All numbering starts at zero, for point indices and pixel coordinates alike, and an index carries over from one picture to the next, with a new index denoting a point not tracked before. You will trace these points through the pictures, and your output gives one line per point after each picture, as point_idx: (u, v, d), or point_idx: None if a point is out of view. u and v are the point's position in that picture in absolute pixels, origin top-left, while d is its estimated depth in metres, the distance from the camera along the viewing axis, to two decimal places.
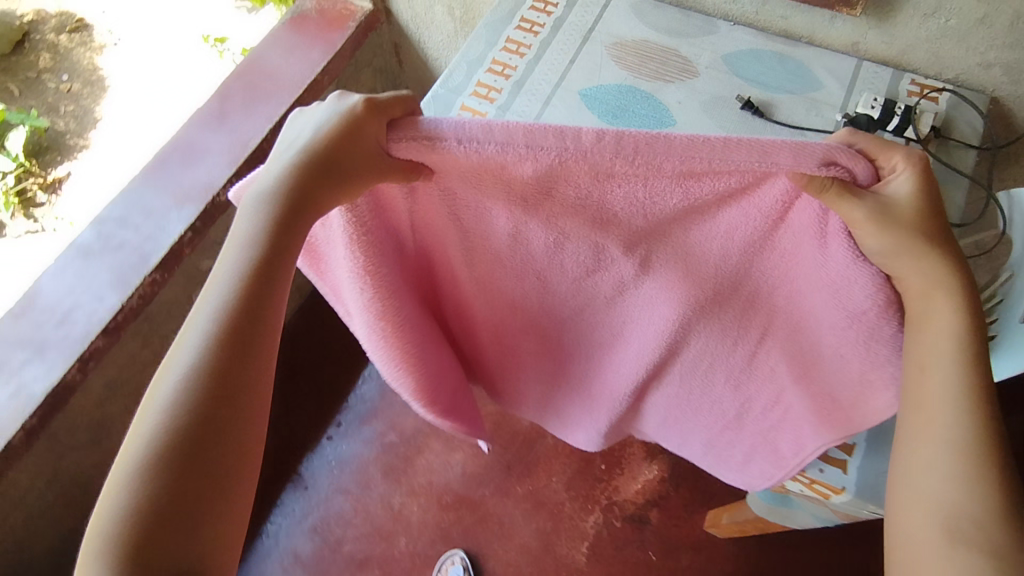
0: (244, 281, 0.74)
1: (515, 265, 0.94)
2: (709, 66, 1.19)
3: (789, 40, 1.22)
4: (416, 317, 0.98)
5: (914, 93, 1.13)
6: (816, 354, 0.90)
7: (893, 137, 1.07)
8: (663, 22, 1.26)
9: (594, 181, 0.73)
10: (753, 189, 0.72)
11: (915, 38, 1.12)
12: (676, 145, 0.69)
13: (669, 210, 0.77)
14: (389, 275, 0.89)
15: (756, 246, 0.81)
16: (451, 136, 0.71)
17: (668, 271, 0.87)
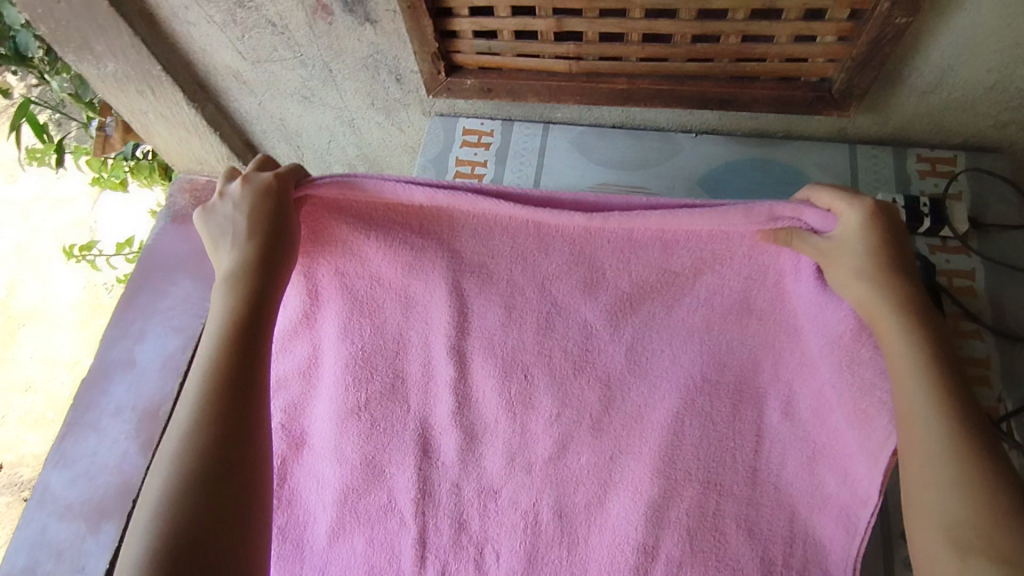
0: (220, 316, 0.69)
1: (524, 344, 0.99)
2: (688, 201, 1.06)
3: (762, 138, 1.08)
4: (373, 374, 1.03)
5: (926, 174, 1.01)
6: (813, 421, 0.88)
7: (926, 239, 0.96)
8: (614, 154, 1.11)
9: (573, 258, 0.90)
10: (727, 238, 0.81)
11: (912, 114, 0.98)
12: (654, 216, 0.79)
13: (647, 279, 0.89)
14: (367, 334, 1.00)
15: (722, 302, 0.87)
16: (419, 192, 0.84)
17: (653, 360, 0.96)
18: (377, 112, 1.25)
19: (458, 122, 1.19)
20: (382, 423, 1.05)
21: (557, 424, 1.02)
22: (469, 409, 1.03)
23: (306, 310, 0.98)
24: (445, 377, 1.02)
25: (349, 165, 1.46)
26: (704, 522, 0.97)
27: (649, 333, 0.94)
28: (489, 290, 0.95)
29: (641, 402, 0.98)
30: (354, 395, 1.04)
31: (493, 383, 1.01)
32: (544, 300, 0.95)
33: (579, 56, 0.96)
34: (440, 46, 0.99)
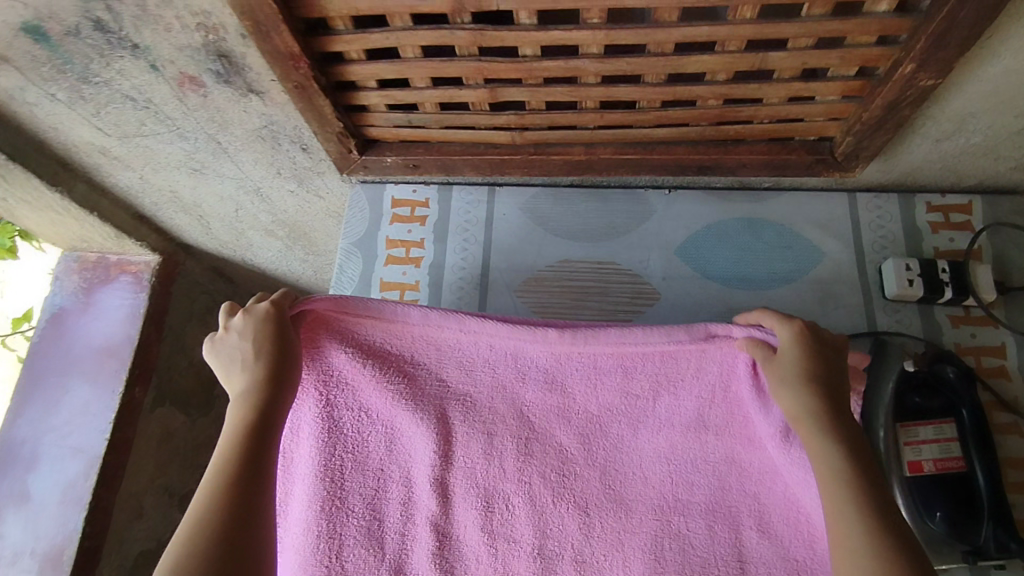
0: (227, 435, 0.56)
1: (495, 471, 0.73)
2: (665, 277, 0.89)
3: (749, 191, 0.91)
4: (355, 530, 0.73)
5: (939, 227, 0.86)
6: (796, 536, 0.69)
7: (944, 310, 0.83)
8: (577, 223, 0.93)
9: (550, 388, 0.71)
10: (678, 358, 0.67)
11: (922, 161, 0.82)
12: (604, 339, 0.68)
13: (610, 401, 0.71)
14: (350, 478, 0.73)
15: (675, 420, 0.70)
16: (408, 316, 0.68)
17: (630, 488, 0.72)
18: (288, 180, 1.04)
19: (386, 190, 0.98)
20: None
21: (544, 565, 0.74)
22: (468, 556, 0.75)
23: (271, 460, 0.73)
24: (427, 518, 0.74)
25: (266, 230, 1.24)
26: None
27: (620, 461, 0.72)
28: (470, 410, 0.72)
29: (617, 530, 0.73)
30: (331, 567, 0.73)
31: (477, 518, 0.74)
32: (523, 428, 0.72)
33: (523, 126, 0.76)
34: (347, 122, 0.78)
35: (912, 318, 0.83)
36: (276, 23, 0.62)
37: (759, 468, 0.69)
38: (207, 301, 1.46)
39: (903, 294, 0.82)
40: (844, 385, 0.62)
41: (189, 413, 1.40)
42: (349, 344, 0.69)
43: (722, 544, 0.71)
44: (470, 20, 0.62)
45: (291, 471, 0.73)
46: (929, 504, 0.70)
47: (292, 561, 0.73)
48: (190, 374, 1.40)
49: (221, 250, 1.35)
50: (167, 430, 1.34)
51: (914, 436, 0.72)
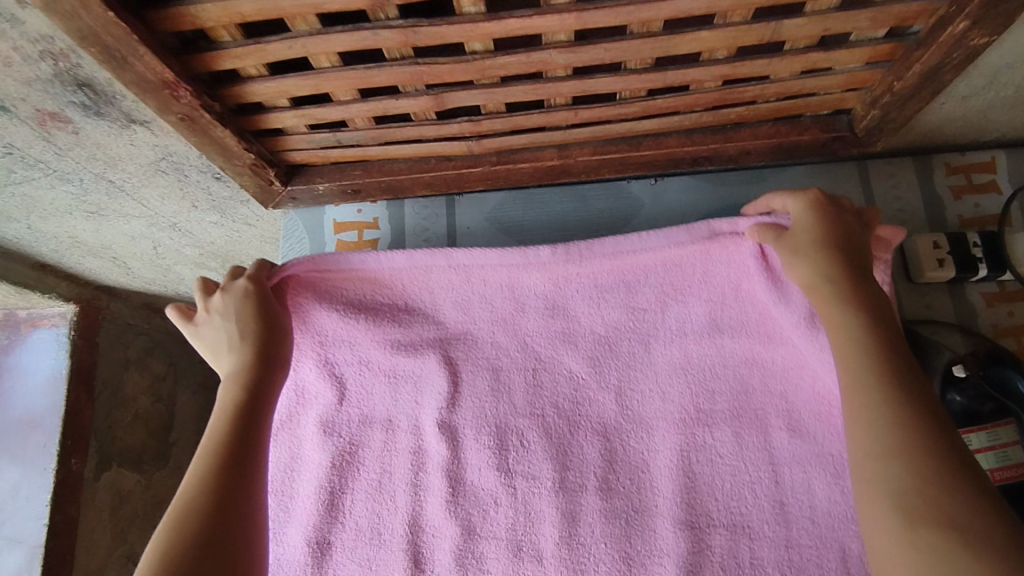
0: (217, 413, 0.51)
1: (510, 413, 0.68)
2: None
3: (746, 172, 0.79)
4: (369, 492, 0.69)
5: (961, 191, 0.76)
6: (829, 433, 0.63)
7: (977, 286, 0.73)
8: (553, 229, 0.80)
9: (550, 313, 0.68)
10: (683, 264, 0.65)
11: (941, 121, 0.71)
12: (601, 249, 0.65)
13: (614, 318, 0.68)
14: (361, 436, 0.70)
15: (678, 331, 0.67)
16: (405, 260, 0.66)
17: (646, 404, 0.67)
18: (207, 212, 0.88)
19: (326, 213, 0.83)
20: (380, 558, 0.68)
21: (567, 499, 0.66)
22: (483, 504, 0.67)
23: (280, 422, 0.71)
24: (438, 464, 0.68)
25: (196, 263, 1.08)
26: None
27: (634, 379, 0.67)
28: (472, 345, 0.69)
29: (640, 455, 0.66)
30: (344, 526, 0.69)
31: (488, 460, 0.68)
32: (528, 359, 0.69)
33: (480, 134, 0.62)
34: (261, 151, 0.62)
35: (942, 301, 0.73)
36: (136, 45, 0.46)
37: (780, 365, 0.65)
38: (144, 342, 1.30)
39: (933, 277, 0.72)
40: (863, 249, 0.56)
41: (143, 470, 1.26)
42: (347, 293, 0.68)
43: (753, 453, 0.64)
44: (398, 15, 0.47)
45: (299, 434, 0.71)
46: None
47: (303, 525, 0.69)
48: (136, 428, 1.25)
49: (150, 287, 1.18)
50: (119, 494, 1.20)
51: (966, 446, 0.63)
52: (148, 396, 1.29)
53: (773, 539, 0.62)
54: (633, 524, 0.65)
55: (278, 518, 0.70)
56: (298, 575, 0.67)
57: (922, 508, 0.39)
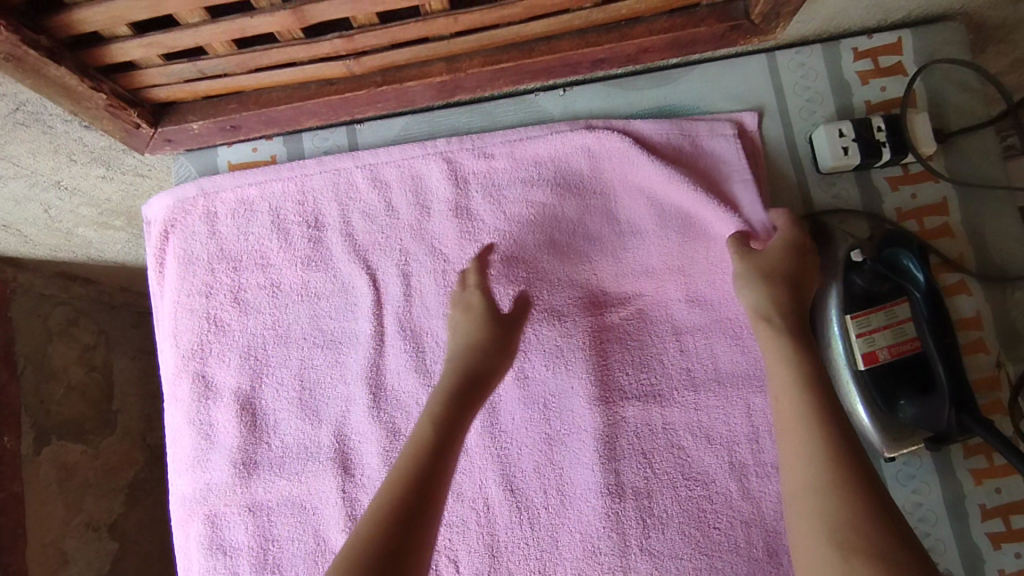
0: (428, 415, 0.59)
1: (425, 315, 0.73)
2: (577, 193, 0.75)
3: (653, 76, 0.77)
4: (293, 404, 0.72)
5: (869, 77, 0.75)
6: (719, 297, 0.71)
7: (882, 172, 0.73)
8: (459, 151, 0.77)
9: (457, 212, 0.75)
10: (570, 161, 0.75)
11: (846, 2, 0.69)
12: (494, 140, 0.75)
13: (516, 212, 0.75)
14: (279, 351, 0.73)
15: (573, 221, 0.74)
16: (320, 176, 0.76)
17: (556, 292, 0.73)
18: (91, 165, 0.81)
19: (219, 155, 0.78)
20: (308, 470, 0.71)
21: None
22: (405, 407, 0.72)
23: (206, 343, 0.74)
24: (360, 372, 0.73)
25: (98, 224, 1.01)
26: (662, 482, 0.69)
27: (544, 269, 0.73)
28: (387, 249, 0.75)
29: (552, 342, 0.72)
30: (269, 445, 0.72)
31: (408, 364, 0.72)
32: (438, 261, 0.74)
33: (355, 52, 0.57)
34: (115, 89, 0.57)
35: (849, 190, 0.74)
36: None
37: (679, 239, 0.72)
38: (66, 312, 1.23)
39: (838, 165, 0.71)
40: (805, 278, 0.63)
41: (87, 440, 1.23)
42: (272, 199, 0.76)
43: (657, 326, 0.72)
44: None
45: (215, 353, 0.74)
46: (891, 395, 0.63)
47: (227, 448, 0.72)
48: (72, 399, 1.21)
49: (57, 253, 1.11)
50: (64, 467, 1.18)
51: (866, 326, 0.63)
52: (80, 366, 1.24)
53: (684, 404, 0.70)
54: (550, 406, 0.71)
55: (202, 447, 0.72)
56: (225, 489, 0.71)
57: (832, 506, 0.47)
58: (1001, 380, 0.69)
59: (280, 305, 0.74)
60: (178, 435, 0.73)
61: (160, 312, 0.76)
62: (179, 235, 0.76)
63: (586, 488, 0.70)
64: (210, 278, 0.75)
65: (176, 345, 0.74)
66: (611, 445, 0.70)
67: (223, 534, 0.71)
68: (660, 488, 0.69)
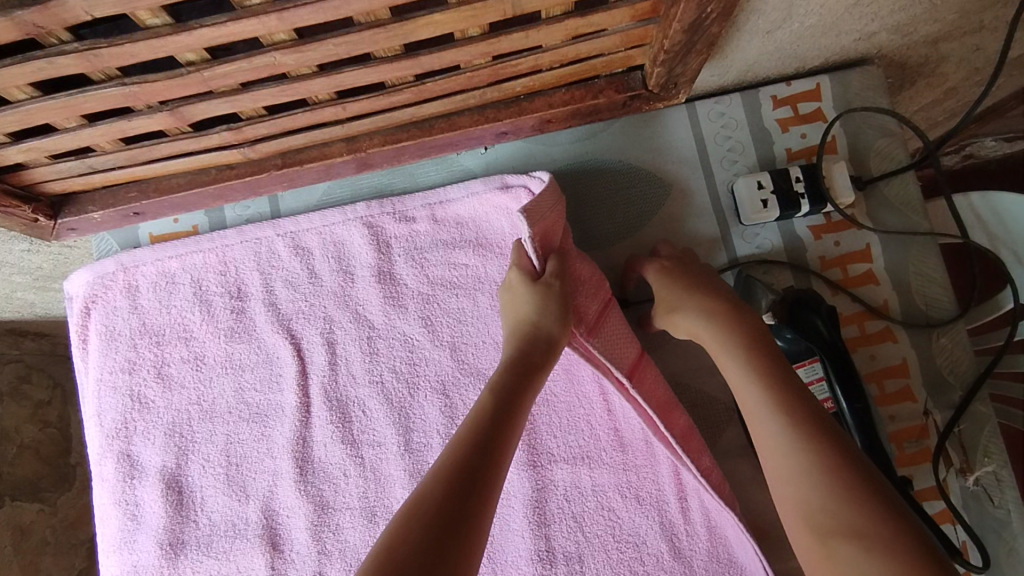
0: (481, 400, 0.57)
1: (351, 384, 0.73)
2: (501, 254, 0.74)
3: (576, 131, 0.75)
4: (220, 480, 0.72)
5: (787, 125, 0.75)
6: None
7: (805, 220, 0.73)
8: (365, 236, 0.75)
9: (379, 278, 0.74)
10: (493, 221, 0.74)
11: (756, 56, 0.69)
12: (416, 201, 0.75)
13: (439, 275, 0.74)
14: (204, 426, 0.73)
15: (497, 282, 0.74)
16: (241, 245, 0.75)
17: (480, 356, 0.73)
18: (13, 241, 0.80)
19: (141, 230, 0.77)
20: (237, 547, 0.70)
21: (412, 460, 0.71)
22: (332, 479, 0.71)
23: (131, 421, 0.73)
24: (287, 445, 0.72)
25: (36, 287, 1.00)
26: (592, 543, 0.69)
27: (468, 332, 0.73)
28: (311, 317, 0.74)
29: None
30: (197, 523, 0.71)
31: (334, 435, 0.72)
32: (364, 327, 0.74)
33: (249, 140, 0.57)
34: (5, 188, 0.56)
35: (772, 240, 0.73)
36: None
37: None
38: (16, 370, 1.22)
39: (759, 217, 0.71)
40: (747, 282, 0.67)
41: (43, 499, 1.21)
42: (193, 271, 0.75)
43: (585, 386, 0.72)
44: (71, 37, 0.41)
45: (140, 429, 0.73)
46: None
47: (153, 528, 0.71)
48: (25, 459, 1.20)
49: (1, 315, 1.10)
50: (20, 528, 1.16)
51: None
52: (34, 424, 1.22)
53: (612, 464, 0.70)
54: None
55: (128, 527, 0.71)
56: (156, 572, 0.70)
57: (834, 524, 0.49)
58: (930, 428, 0.69)
59: (204, 378, 0.74)
60: (104, 512, 0.72)
61: (84, 388, 0.75)
62: (101, 310, 0.75)
63: (517, 555, 0.69)
64: (132, 354, 0.74)
65: (100, 424, 0.73)
66: (541, 509, 0.69)
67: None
68: (591, 552, 0.69)
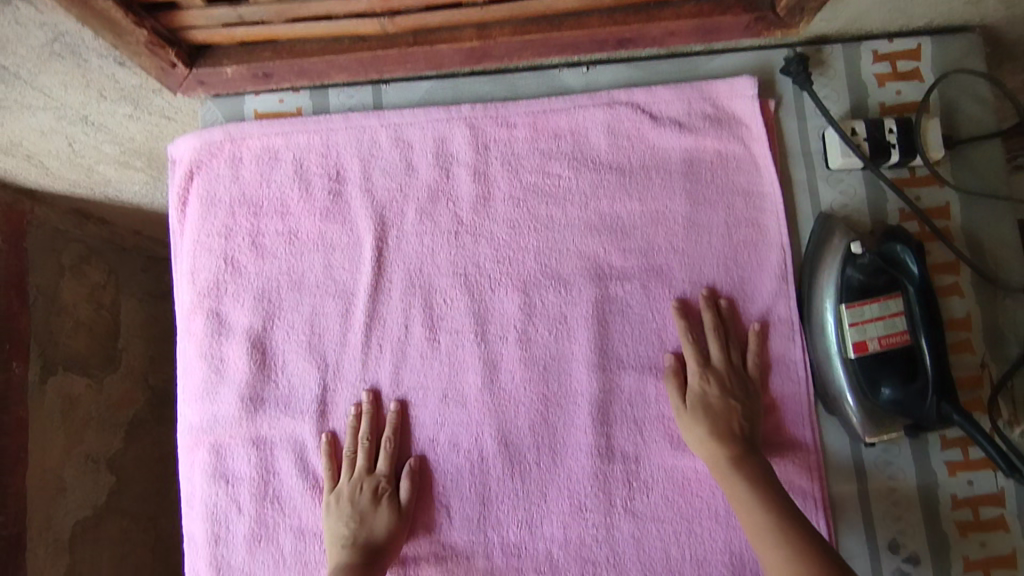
0: None
1: (439, 273, 0.76)
2: (594, 167, 0.77)
3: (677, 60, 0.79)
4: (303, 348, 0.75)
5: (885, 81, 0.77)
6: (722, 279, 0.75)
7: (891, 171, 0.76)
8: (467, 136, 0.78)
9: (475, 178, 0.78)
10: (589, 136, 0.78)
11: (868, 6, 0.71)
12: (516, 110, 0.78)
13: (532, 182, 0.78)
14: (292, 296, 0.76)
15: (589, 196, 0.77)
16: (342, 127, 0.78)
17: (563, 262, 0.76)
18: (119, 103, 0.83)
19: (245, 103, 0.80)
20: (311, 409, 0.74)
21: (487, 348, 0.74)
22: (409, 358, 0.75)
23: (223, 282, 0.76)
24: (367, 322, 0.75)
25: (120, 163, 1.03)
26: (652, 446, 0.73)
27: (553, 239, 0.76)
28: (404, 207, 0.77)
29: (556, 308, 0.75)
30: (277, 383, 0.75)
31: (415, 316, 0.75)
32: (453, 223, 0.77)
33: (392, 11, 0.60)
34: (155, 27, 0.59)
35: (855, 188, 0.76)
36: None
37: (683, 221, 0.76)
38: (78, 249, 1.26)
39: (846, 163, 0.74)
40: (755, 431, 0.69)
41: (92, 374, 1.26)
42: (296, 150, 0.78)
43: (660, 303, 0.75)
44: None
45: (229, 292, 0.76)
46: (876, 383, 0.67)
47: (236, 383, 0.74)
48: (80, 333, 1.24)
49: (75, 190, 1.14)
50: (70, 397, 1.21)
51: (859, 316, 0.67)
52: (89, 303, 1.27)
53: None
54: (550, 368, 0.74)
55: (212, 379, 0.75)
56: (235, 425, 0.74)
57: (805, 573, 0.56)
58: (984, 379, 0.72)
59: (297, 252, 0.77)
60: (188, 366, 0.76)
61: (178, 249, 0.79)
62: (203, 176, 0.78)
63: (577, 449, 0.73)
64: (229, 221, 0.77)
65: (192, 282, 0.77)
66: (605, 409, 0.73)
67: (226, 463, 0.74)
68: (648, 453, 0.73)
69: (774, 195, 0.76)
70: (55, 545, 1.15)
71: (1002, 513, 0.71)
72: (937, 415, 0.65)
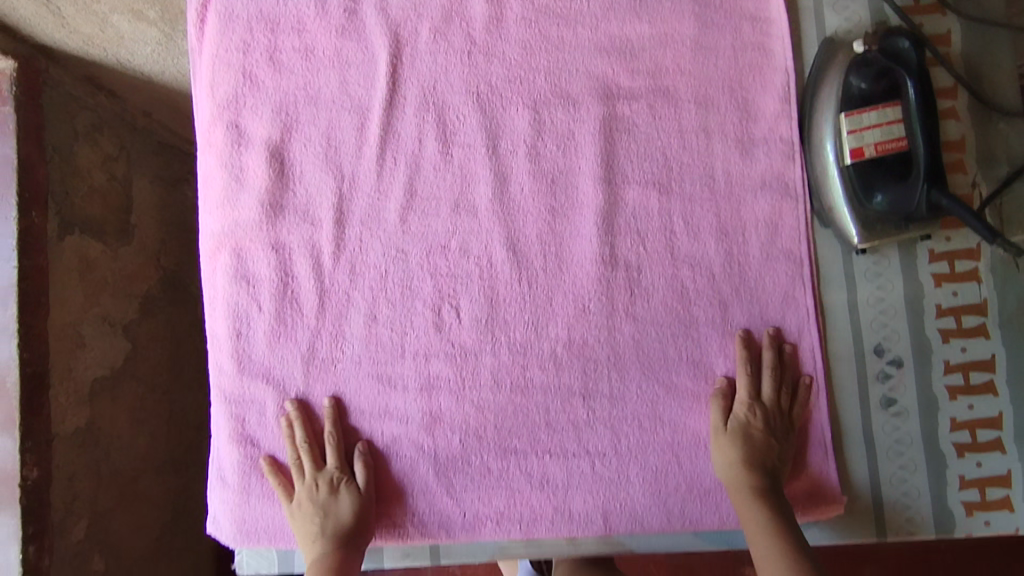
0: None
1: (452, 91, 0.78)
2: None
3: None
4: (319, 159, 0.78)
5: None
6: (727, 101, 0.77)
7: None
8: None
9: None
10: None
11: None
12: None
13: (544, 4, 0.79)
14: (309, 110, 0.78)
15: (601, 19, 0.78)
16: None
17: (572, 82, 0.78)
18: None
19: None
20: (326, 215, 0.77)
21: (497, 162, 0.77)
22: (422, 170, 0.77)
23: (242, 95, 0.78)
24: (381, 135, 0.78)
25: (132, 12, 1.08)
26: (652, 256, 0.76)
27: (563, 60, 0.78)
28: (418, 27, 0.79)
29: (565, 125, 0.77)
30: (295, 192, 0.78)
31: (428, 131, 0.78)
32: (466, 43, 0.79)
33: None
34: None
35: (860, 17, 0.78)
36: None
37: (692, 45, 0.78)
38: (89, 118, 1.28)
39: None
40: (782, 472, 0.72)
41: (106, 241, 1.31)
42: None
43: (666, 123, 0.77)
44: None
45: (248, 105, 0.78)
46: (871, 188, 0.70)
47: (255, 189, 0.77)
48: (94, 199, 1.28)
49: (88, 49, 1.19)
50: (86, 259, 1.25)
51: (857, 124, 0.70)
52: (102, 172, 1.30)
53: (681, 192, 0.77)
54: (557, 181, 0.77)
55: (232, 186, 0.78)
56: (255, 229, 0.77)
57: None
58: (974, 198, 0.76)
59: (313, 68, 0.79)
60: (209, 175, 0.79)
61: (197, 65, 0.80)
62: None
63: (582, 257, 0.76)
64: (247, 36, 0.79)
65: (212, 95, 0.79)
66: (609, 221, 0.76)
67: (246, 265, 0.77)
68: (649, 263, 0.76)
69: (781, 22, 0.78)
70: (71, 398, 1.20)
71: (983, 320, 0.75)
72: (927, 206, 0.69)
